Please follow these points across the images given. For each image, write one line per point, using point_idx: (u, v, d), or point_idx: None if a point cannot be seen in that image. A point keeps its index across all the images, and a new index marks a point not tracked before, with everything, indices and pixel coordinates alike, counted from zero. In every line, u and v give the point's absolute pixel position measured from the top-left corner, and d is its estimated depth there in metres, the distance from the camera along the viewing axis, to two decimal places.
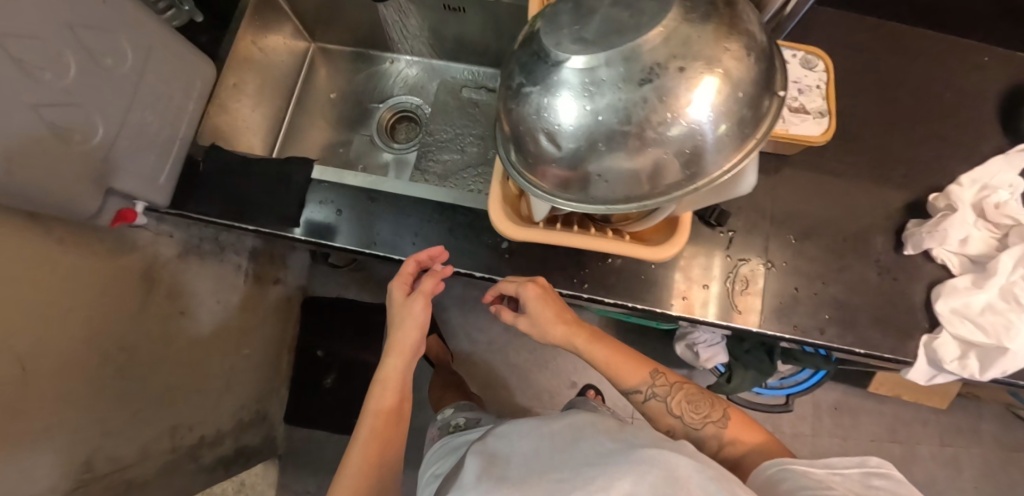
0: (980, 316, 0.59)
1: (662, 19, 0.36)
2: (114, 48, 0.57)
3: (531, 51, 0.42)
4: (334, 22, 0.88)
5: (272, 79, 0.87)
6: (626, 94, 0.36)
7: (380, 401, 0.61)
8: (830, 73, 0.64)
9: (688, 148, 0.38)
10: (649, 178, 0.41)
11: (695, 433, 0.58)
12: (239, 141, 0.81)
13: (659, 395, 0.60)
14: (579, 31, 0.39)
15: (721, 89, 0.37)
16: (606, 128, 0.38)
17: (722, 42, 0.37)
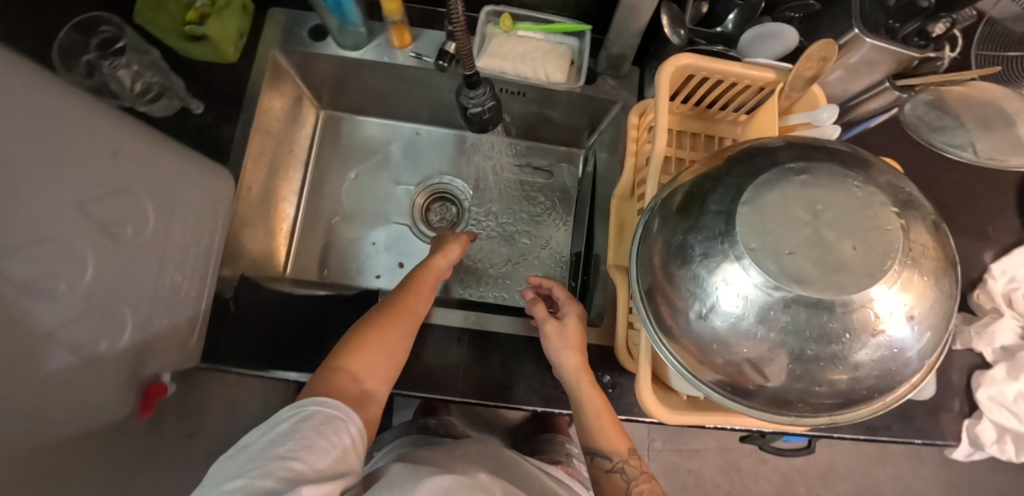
0: (1012, 402, 0.67)
1: (888, 261, 0.35)
2: (131, 211, 0.42)
3: (716, 247, 0.39)
4: (353, 93, 0.75)
5: (282, 166, 0.72)
6: (833, 317, 0.35)
7: (384, 325, 0.53)
8: None
9: (892, 359, 0.37)
10: (849, 386, 0.38)
11: None
12: (258, 251, 0.68)
13: (627, 473, 0.51)
14: (789, 252, 0.36)
15: (921, 302, 0.36)
16: (800, 353, 0.37)
17: (931, 279, 0.37)
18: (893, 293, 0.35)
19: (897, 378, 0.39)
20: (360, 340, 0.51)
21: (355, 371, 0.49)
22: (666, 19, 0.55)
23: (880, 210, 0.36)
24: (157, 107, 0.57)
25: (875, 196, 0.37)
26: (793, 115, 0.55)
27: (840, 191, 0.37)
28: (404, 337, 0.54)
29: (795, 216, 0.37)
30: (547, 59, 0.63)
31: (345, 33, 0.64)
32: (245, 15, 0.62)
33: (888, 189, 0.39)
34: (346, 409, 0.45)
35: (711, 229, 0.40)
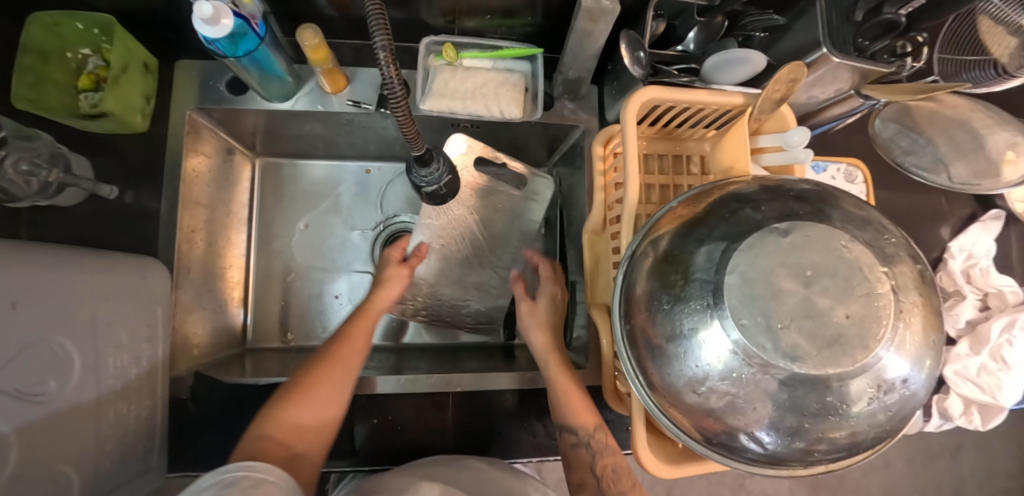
0: (977, 375, 0.71)
1: (880, 327, 0.35)
2: (48, 357, 0.37)
3: (707, 319, 0.38)
4: (291, 140, 0.67)
5: (223, 232, 0.65)
6: (836, 374, 0.35)
7: (315, 379, 0.48)
8: (869, 185, 0.66)
9: (893, 404, 0.37)
10: (857, 435, 0.38)
11: None
12: (212, 334, 0.62)
13: (592, 447, 0.52)
14: (782, 326, 0.35)
15: (914, 344, 0.37)
16: (801, 421, 0.37)
17: (921, 334, 0.37)
18: (891, 353, 0.36)
19: (894, 429, 0.39)
20: (287, 398, 0.46)
21: (282, 436, 0.44)
22: (626, 47, 0.50)
23: (868, 273, 0.36)
24: (65, 198, 0.49)
25: (863, 256, 0.37)
26: (762, 136, 0.53)
27: (826, 255, 0.37)
28: (338, 388, 0.49)
29: (784, 286, 0.36)
30: (501, 93, 0.56)
31: (269, 85, 0.55)
32: (148, 74, 0.54)
33: (864, 243, 0.38)
34: (270, 469, 0.38)
35: (699, 299, 0.39)
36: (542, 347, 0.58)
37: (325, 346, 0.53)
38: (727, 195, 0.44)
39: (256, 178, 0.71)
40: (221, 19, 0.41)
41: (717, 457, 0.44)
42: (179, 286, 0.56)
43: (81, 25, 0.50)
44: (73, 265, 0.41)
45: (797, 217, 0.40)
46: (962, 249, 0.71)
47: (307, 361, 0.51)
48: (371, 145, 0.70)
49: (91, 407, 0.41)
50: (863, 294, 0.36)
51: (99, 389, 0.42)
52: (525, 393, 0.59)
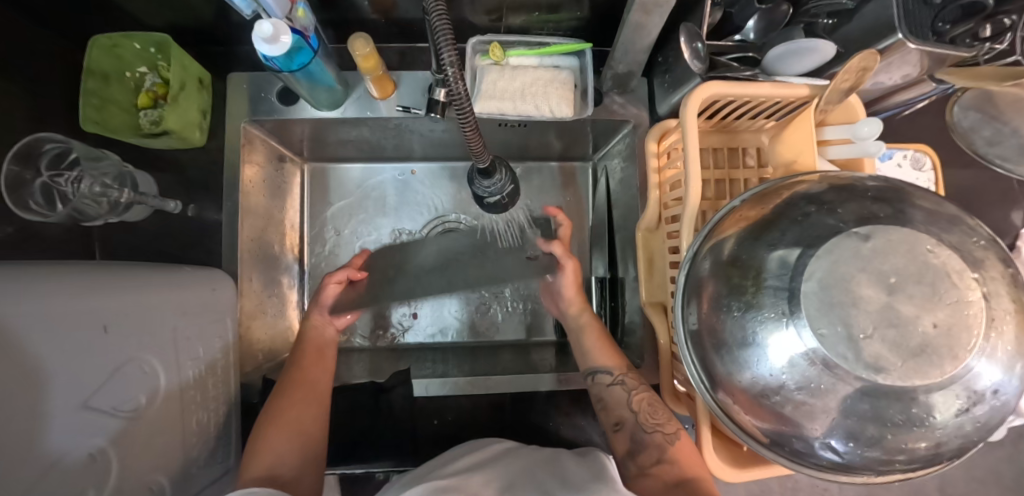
0: None
1: (971, 336, 0.33)
2: (142, 373, 0.39)
3: (783, 327, 0.37)
4: (338, 145, 0.68)
5: (277, 239, 0.67)
6: (925, 385, 0.33)
7: (282, 405, 0.48)
8: (938, 172, 0.62)
9: (982, 414, 0.36)
10: (943, 446, 0.37)
11: (641, 435, 0.50)
12: (274, 338, 0.64)
13: (626, 384, 0.54)
14: (865, 336, 0.34)
15: (1007, 353, 0.35)
16: (884, 431, 0.36)
17: (1014, 343, 0.35)
18: (982, 362, 0.34)
19: (981, 440, 0.38)
20: (261, 439, 0.46)
21: (263, 469, 0.43)
22: (684, 40, 0.48)
23: (958, 280, 0.34)
24: (133, 214, 0.51)
25: (952, 262, 0.35)
26: (828, 128, 0.50)
27: (912, 261, 0.35)
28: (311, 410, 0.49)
29: (866, 295, 0.34)
30: (551, 93, 0.55)
31: (318, 95, 0.55)
32: (203, 89, 0.54)
33: (953, 247, 0.36)
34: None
35: (773, 307, 0.38)
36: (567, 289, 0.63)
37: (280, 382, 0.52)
38: (797, 195, 0.42)
39: (305, 181, 0.72)
40: (280, 36, 0.41)
41: (785, 462, 0.43)
42: (243, 295, 0.58)
43: (139, 45, 0.51)
44: (153, 283, 0.43)
45: (878, 220, 0.38)
46: None
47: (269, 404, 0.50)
48: (415, 146, 0.69)
49: (179, 415, 0.44)
50: (953, 300, 0.34)
51: (183, 401, 0.44)
52: (579, 393, 0.60)
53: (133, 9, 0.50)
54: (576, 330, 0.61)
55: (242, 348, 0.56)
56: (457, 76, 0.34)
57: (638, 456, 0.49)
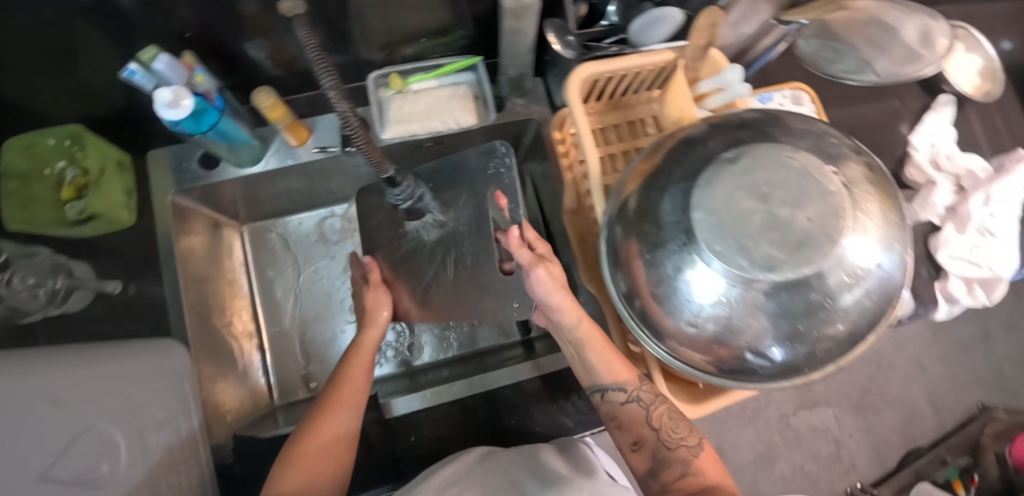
0: (973, 254, 0.73)
1: (840, 220, 0.37)
2: (101, 442, 0.39)
3: (694, 261, 0.40)
4: (271, 200, 0.70)
5: (228, 302, 0.68)
6: (814, 270, 0.37)
7: (313, 435, 0.49)
8: (817, 103, 0.69)
9: (875, 288, 0.40)
10: (851, 325, 0.40)
11: (665, 452, 0.49)
12: (241, 399, 0.64)
13: (643, 400, 0.50)
14: (753, 242, 0.37)
15: (877, 229, 0.39)
16: (799, 322, 0.39)
17: (881, 219, 0.40)
18: (857, 241, 0.38)
19: (883, 314, 0.42)
20: (285, 459, 0.47)
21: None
22: (551, 32, 0.55)
23: (817, 176, 0.39)
24: (73, 304, 0.52)
25: (810, 162, 0.39)
26: (701, 83, 0.56)
27: (777, 169, 0.39)
28: (334, 436, 0.50)
29: (745, 208, 0.38)
30: (453, 106, 0.60)
31: (239, 153, 0.58)
32: (124, 170, 0.57)
33: (809, 150, 0.41)
34: None
35: (675, 240, 0.41)
36: (569, 304, 0.51)
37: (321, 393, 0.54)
38: (678, 142, 0.47)
39: (246, 243, 0.74)
40: (181, 100, 0.44)
41: (739, 384, 0.46)
42: (200, 359, 0.58)
43: (54, 140, 0.52)
44: (98, 358, 0.43)
45: (746, 141, 0.42)
46: (926, 143, 0.75)
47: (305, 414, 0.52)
48: (348, 187, 0.73)
49: (150, 480, 0.43)
50: (818, 193, 0.38)
51: (150, 468, 0.44)
52: (548, 378, 0.61)
53: (44, 110, 0.52)
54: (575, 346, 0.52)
55: (207, 412, 0.56)
56: (344, 105, 0.36)
57: (661, 474, 0.49)
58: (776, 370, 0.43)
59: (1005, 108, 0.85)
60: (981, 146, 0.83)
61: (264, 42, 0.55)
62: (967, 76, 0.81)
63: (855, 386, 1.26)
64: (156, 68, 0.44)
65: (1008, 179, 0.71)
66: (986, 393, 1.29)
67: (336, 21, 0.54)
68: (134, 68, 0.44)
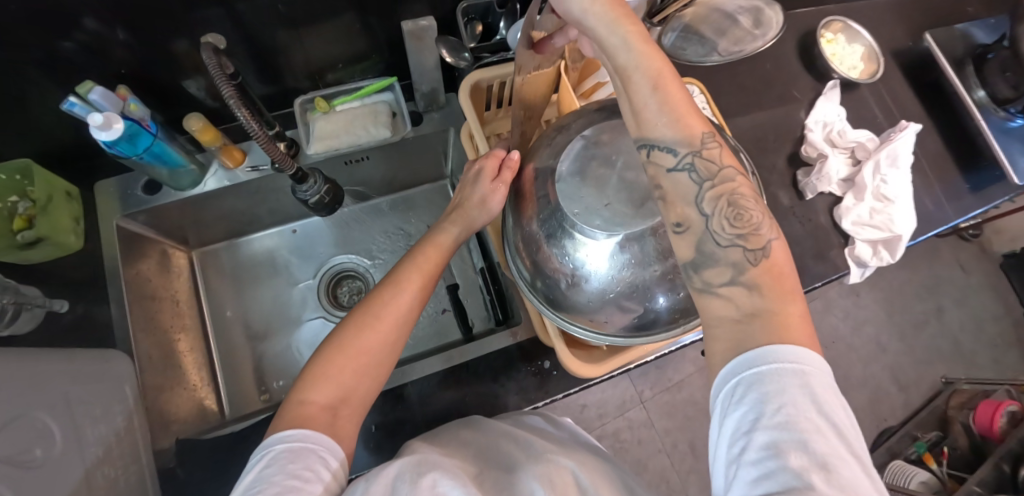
0: (872, 218, 0.79)
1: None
2: (34, 429, 0.43)
3: (573, 237, 0.43)
4: (217, 222, 0.76)
5: (178, 318, 0.71)
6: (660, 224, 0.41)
7: (360, 334, 0.45)
8: (707, 94, 0.76)
9: None
10: None
11: (715, 243, 0.34)
12: (189, 409, 0.66)
13: (701, 170, 0.34)
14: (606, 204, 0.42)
15: None
16: (663, 266, 0.42)
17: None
18: None
19: None
20: (324, 357, 0.44)
21: (328, 400, 0.42)
22: (444, 49, 0.62)
23: None
24: (22, 323, 0.54)
25: None
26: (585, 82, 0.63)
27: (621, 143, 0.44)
28: (386, 341, 0.46)
29: (592, 175, 0.42)
30: (373, 121, 0.67)
31: (178, 177, 0.64)
32: (72, 199, 0.63)
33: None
34: (314, 438, 0.39)
35: (540, 212, 0.46)
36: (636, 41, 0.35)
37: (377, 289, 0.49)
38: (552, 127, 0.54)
39: (196, 266, 0.79)
40: (113, 124, 0.50)
41: (644, 339, 0.50)
42: (144, 368, 0.61)
43: (4, 175, 0.57)
44: (42, 356, 0.48)
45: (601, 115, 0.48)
46: (817, 123, 0.82)
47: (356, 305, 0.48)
48: (289, 206, 0.79)
49: (83, 470, 0.46)
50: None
51: (83, 459, 0.46)
52: (476, 363, 0.65)
53: None
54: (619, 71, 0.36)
55: (151, 418, 0.59)
56: (250, 118, 0.45)
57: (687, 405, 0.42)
58: (656, 322, 0.47)
59: (891, 90, 0.94)
60: (873, 125, 0.91)
61: (198, 78, 0.62)
62: (847, 63, 0.90)
63: None
64: (92, 98, 0.50)
65: (892, 146, 0.78)
66: (947, 367, 1.32)
67: (260, 54, 0.62)
68: (73, 100, 0.50)
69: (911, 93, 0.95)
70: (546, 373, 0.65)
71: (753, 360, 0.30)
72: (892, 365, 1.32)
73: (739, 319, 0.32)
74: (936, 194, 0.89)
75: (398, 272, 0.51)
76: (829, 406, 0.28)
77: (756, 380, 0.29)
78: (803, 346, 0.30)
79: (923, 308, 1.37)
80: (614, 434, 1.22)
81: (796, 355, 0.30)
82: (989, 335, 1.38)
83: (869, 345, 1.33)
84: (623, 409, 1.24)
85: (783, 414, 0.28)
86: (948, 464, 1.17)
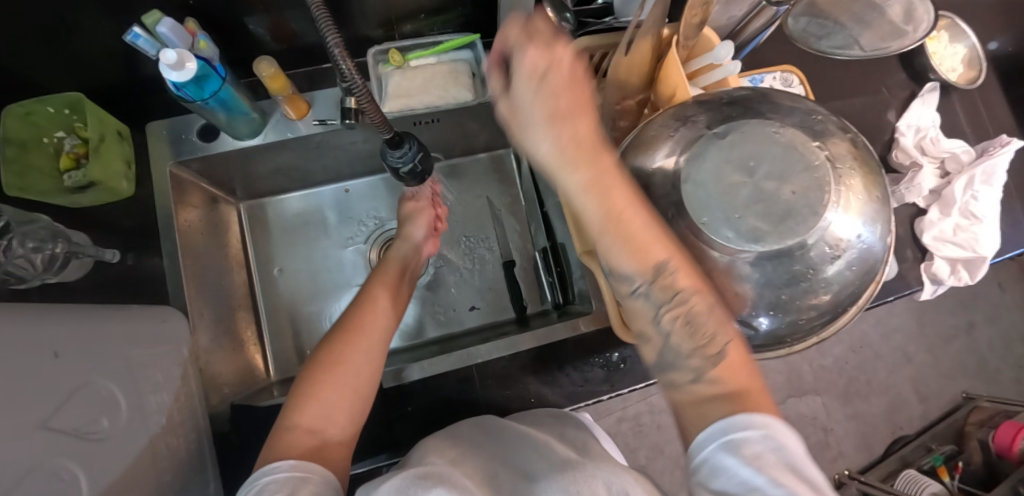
0: (955, 235, 0.75)
1: (825, 194, 0.38)
2: (100, 396, 0.40)
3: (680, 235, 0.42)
4: (268, 177, 0.71)
5: (226, 275, 0.68)
6: (795, 243, 0.38)
7: (337, 355, 0.48)
8: (806, 86, 0.70)
9: (854, 264, 0.40)
10: (842, 291, 0.41)
11: (672, 355, 0.36)
12: (238, 371, 0.64)
13: (654, 298, 0.35)
14: (739, 215, 0.39)
15: (858, 206, 0.39)
16: (777, 290, 0.40)
17: (864, 193, 0.40)
18: (837, 215, 0.39)
19: (866, 285, 0.42)
20: (311, 385, 0.46)
21: (312, 421, 0.44)
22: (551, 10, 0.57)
23: (803, 150, 0.39)
24: (69, 272, 0.52)
25: (796, 137, 0.40)
26: (694, 61, 0.57)
27: (767, 144, 0.40)
28: (359, 361, 0.48)
29: (732, 183, 0.39)
30: (453, 82, 0.61)
31: (237, 125, 0.59)
32: (124, 140, 0.58)
33: (795, 126, 0.41)
34: (301, 469, 0.39)
35: (664, 212, 0.43)
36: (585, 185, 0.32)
37: (344, 318, 0.53)
38: None
39: (242, 219, 0.74)
40: (184, 62, 0.44)
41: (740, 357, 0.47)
42: (196, 328, 0.58)
43: (53, 109, 0.53)
44: (100, 316, 0.44)
45: (736, 117, 0.43)
46: (910, 127, 0.77)
47: (331, 331, 0.51)
48: (342, 164, 0.73)
49: (147, 438, 0.43)
50: (801, 166, 0.39)
51: (146, 428, 0.44)
52: (541, 350, 0.62)
53: (39, 76, 0.51)
54: (547, 173, 0.33)
55: (204, 380, 0.56)
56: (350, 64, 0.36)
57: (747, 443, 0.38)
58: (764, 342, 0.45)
59: (986, 98, 0.87)
60: (963, 134, 0.85)
61: (266, 17, 0.56)
62: (947, 64, 0.83)
63: (842, 374, 1.28)
64: (160, 31, 0.44)
65: (990, 162, 0.73)
66: (971, 383, 1.32)
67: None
68: (139, 32, 0.45)
69: (1006, 104, 0.88)
70: (614, 367, 0.63)
71: (722, 429, 0.32)
72: (916, 377, 1.31)
73: (701, 402, 0.34)
74: (1017, 213, 0.84)
75: (354, 303, 0.55)
76: (795, 458, 0.30)
77: (729, 442, 0.31)
78: (766, 414, 0.32)
79: (957, 324, 1.35)
80: (635, 419, 1.23)
81: (762, 422, 0.31)
82: (1016, 356, 1.37)
83: (898, 356, 1.32)
84: (647, 395, 1.24)
85: (756, 462, 0.29)
86: (961, 478, 1.18)
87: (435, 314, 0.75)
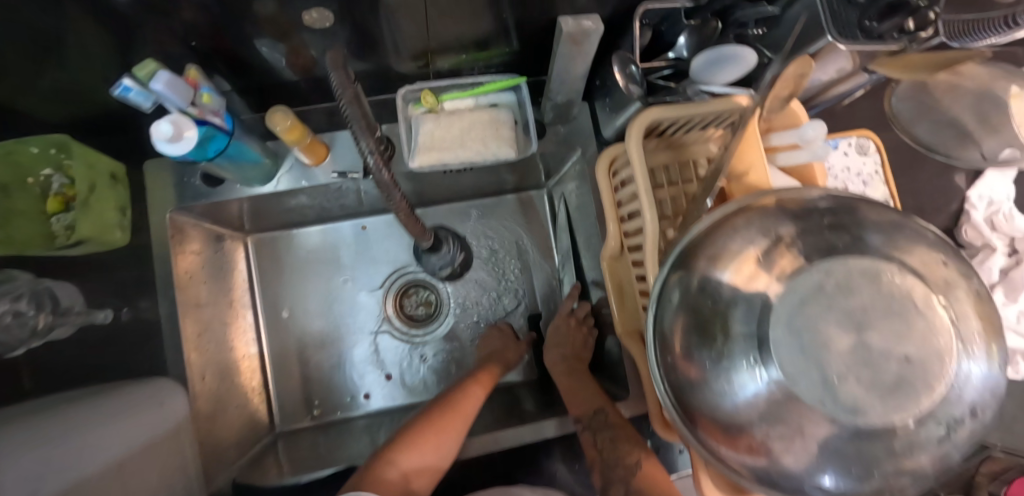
0: (1018, 324, 0.69)
1: (943, 362, 0.32)
2: None
3: (745, 368, 0.35)
4: (279, 213, 0.65)
5: (230, 319, 0.63)
6: (899, 415, 0.32)
7: (439, 419, 0.51)
8: (883, 155, 0.63)
9: (966, 433, 0.34)
10: (945, 460, 0.35)
11: (609, 470, 0.50)
12: (241, 428, 0.59)
13: (591, 425, 0.53)
14: (839, 378, 0.33)
15: (978, 368, 0.33)
16: (857, 463, 0.34)
17: (985, 354, 0.34)
18: (954, 381, 0.33)
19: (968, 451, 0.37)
20: (415, 434, 0.49)
21: (408, 467, 0.46)
22: (617, 68, 0.49)
23: (921, 306, 0.33)
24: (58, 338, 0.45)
25: (916, 287, 0.34)
26: (774, 136, 0.50)
27: (876, 292, 0.34)
28: (452, 438, 0.50)
29: (842, 349, 0.33)
30: (493, 133, 0.54)
31: (247, 172, 0.52)
32: (118, 184, 0.51)
33: (914, 270, 0.35)
34: None
35: (745, 355, 0.35)
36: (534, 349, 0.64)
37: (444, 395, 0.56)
38: (751, 212, 0.42)
39: (249, 253, 0.69)
40: (182, 131, 0.37)
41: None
42: (198, 391, 0.53)
43: (36, 148, 0.45)
44: (86, 423, 0.38)
45: (838, 251, 0.36)
46: (984, 202, 0.70)
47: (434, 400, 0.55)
48: (361, 202, 0.67)
49: None
50: (921, 329, 0.33)
51: None
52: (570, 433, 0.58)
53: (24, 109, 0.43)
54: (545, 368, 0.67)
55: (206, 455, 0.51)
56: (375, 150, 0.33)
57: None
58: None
59: None
60: None
61: (285, 51, 0.48)
62: None
63: None
64: (154, 88, 0.36)
65: None
66: None
67: (368, 34, 0.47)
68: (129, 85, 0.37)
69: None
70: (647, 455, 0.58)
71: None
72: None
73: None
74: None
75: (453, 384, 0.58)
76: None
77: None
78: None
79: None
80: None
81: None
82: None
83: None
84: None
85: None
86: None
87: (452, 367, 0.70)
